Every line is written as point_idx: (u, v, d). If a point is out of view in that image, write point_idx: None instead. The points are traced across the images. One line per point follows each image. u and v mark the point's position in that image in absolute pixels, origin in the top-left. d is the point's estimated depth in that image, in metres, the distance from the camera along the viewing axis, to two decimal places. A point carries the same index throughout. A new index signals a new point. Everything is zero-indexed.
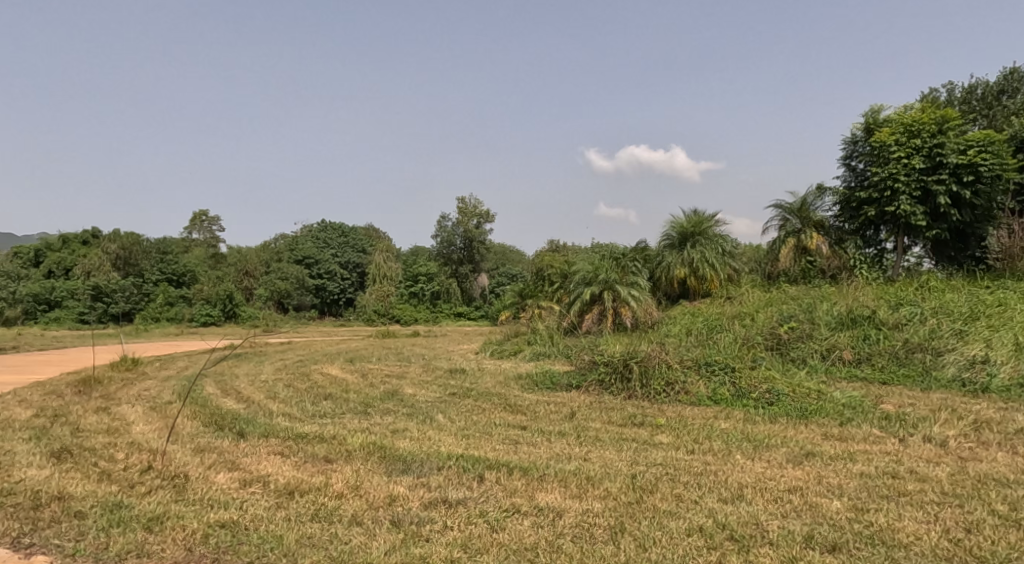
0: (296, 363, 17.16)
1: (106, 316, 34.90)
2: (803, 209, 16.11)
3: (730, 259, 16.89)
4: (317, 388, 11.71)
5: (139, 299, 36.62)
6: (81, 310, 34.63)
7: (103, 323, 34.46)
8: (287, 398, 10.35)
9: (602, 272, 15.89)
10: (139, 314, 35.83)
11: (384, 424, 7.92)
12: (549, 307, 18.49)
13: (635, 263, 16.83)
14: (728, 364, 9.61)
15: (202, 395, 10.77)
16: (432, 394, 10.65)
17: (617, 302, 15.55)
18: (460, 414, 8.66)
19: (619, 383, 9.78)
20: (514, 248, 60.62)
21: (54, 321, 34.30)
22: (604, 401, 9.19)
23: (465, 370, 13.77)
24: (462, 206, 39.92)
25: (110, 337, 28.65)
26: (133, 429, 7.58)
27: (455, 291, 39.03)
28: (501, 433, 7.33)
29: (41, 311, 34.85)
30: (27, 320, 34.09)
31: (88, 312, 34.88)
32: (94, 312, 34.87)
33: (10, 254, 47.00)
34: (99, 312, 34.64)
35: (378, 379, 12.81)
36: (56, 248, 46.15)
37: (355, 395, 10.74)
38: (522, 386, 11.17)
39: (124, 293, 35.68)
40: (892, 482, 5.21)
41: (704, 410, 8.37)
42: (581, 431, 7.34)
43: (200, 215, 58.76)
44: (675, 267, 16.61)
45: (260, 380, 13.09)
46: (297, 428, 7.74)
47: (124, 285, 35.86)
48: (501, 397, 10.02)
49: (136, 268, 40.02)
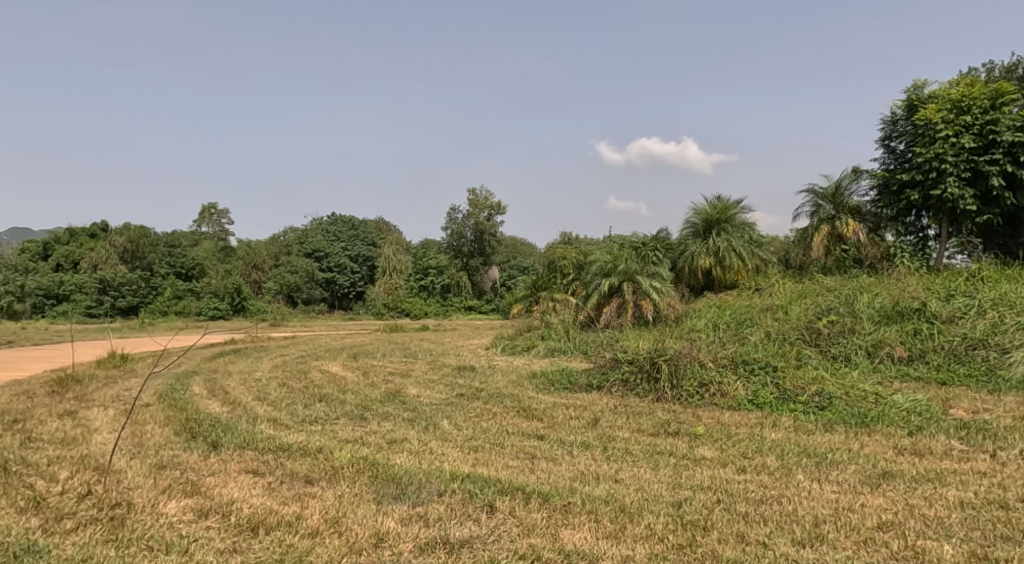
0: (297, 360, 16.25)
1: (113, 311, 34.17)
2: (837, 194, 14.96)
3: (757, 249, 15.81)
4: (313, 387, 10.76)
5: (146, 293, 35.94)
6: (88, 305, 33.88)
7: (111, 318, 33.71)
8: (278, 400, 9.41)
9: (621, 263, 14.85)
10: (146, 308, 35.08)
11: (381, 433, 6.94)
12: (564, 299, 17.45)
13: (656, 253, 15.75)
14: (769, 363, 8.56)
15: (186, 396, 9.86)
16: (438, 395, 9.67)
17: (638, 295, 14.51)
18: (468, 419, 7.67)
19: (645, 384, 8.79)
20: (526, 242, 59.45)
21: (62, 315, 33.55)
22: (630, 405, 8.19)
23: (475, 368, 12.79)
24: (473, 198, 38.77)
25: (114, 331, 27.92)
26: (93, 439, 6.65)
27: (465, 285, 37.76)
28: (515, 444, 6.34)
29: (49, 305, 34.12)
30: (34, 314, 33.37)
31: (95, 306, 34.13)
32: (101, 306, 34.22)
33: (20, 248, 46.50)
34: (106, 306, 33.89)
35: (381, 378, 11.85)
36: (65, 242, 45.44)
37: (354, 396, 9.78)
38: (538, 386, 10.16)
39: (131, 287, 35.03)
40: (1006, 516, 4.17)
41: (746, 416, 7.35)
42: (607, 443, 6.33)
43: (209, 208, 57.87)
44: (699, 256, 15.51)
45: (254, 378, 12.17)
46: (281, 438, 6.78)
47: (131, 279, 35.20)
48: (514, 399, 9.02)
49: (143, 261, 39.25)
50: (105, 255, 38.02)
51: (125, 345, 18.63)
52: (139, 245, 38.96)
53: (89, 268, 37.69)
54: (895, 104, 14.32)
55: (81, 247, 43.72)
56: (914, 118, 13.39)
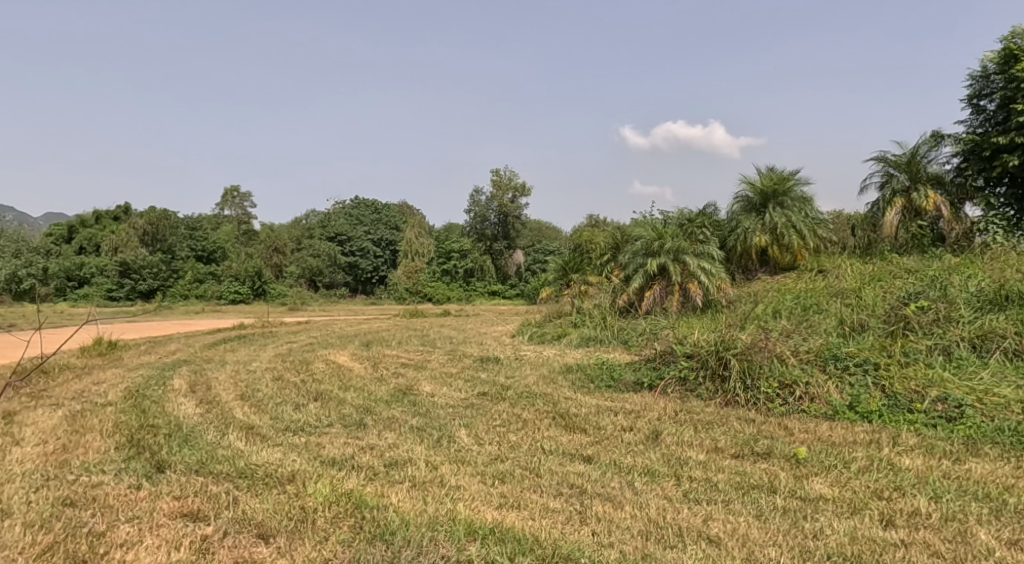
0: (304, 347, 14.79)
1: (135, 294, 33.17)
2: (913, 162, 13.00)
3: (819, 226, 13.95)
4: (311, 382, 9.26)
5: (168, 276, 34.87)
6: (109, 288, 32.98)
7: (132, 301, 32.72)
8: (266, 399, 7.90)
9: (665, 240, 13.25)
10: (168, 292, 34.07)
11: (380, 450, 5.38)
12: (598, 283, 15.81)
13: (703, 230, 14.03)
14: (868, 359, 6.83)
15: (159, 392, 8.40)
16: (456, 394, 8.08)
17: (685, 277, 12.96)
18: (490, 430, 6.08)
19: (710, 386, 7.17)
20: (551, 226, 57.67)
21: (83, 298, 32.57)
22: (695, 413, 6.56)
23: (500, 359, 11.20)
24: (496, 179, 36.88)
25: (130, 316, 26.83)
26: (8, 457, 5.19)
27: (489, 269, 36.55)
28: (554, 471, 4.73)
29: (71, 288, 33.09)
30: (57, 297, 32.42)
31: (116, 289, 33.12)
32: (123, 290, 33.25)
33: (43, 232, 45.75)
34: (127, 290, 32.87)
35: (391, 370, 10.31)
36: (90, 224, 44.48)
37: (356, 393, 8.26)
38: (576, 384, 8.53)
39: (153, 270, 33.93)
40: None
41: (853, 430, 5.67)
42: (678, 472, 4.71)
43: (231, 191, 56.58)
44: (753, 233, 13.63)
45: (248, 370, 10.66)
46: (249, 455, 5.26)
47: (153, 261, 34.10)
48: (548, 400, 7.41)
49: (164, 244, 38.19)
50: (126, 236, 36.85)
51: (122, 333, 17.30)
52: (160, 227, 37.40)
53: (109, 250, 36.69)
54: (985, 57, 12.40)
55: (104, 229, 42.78)
56: (1015, 69, 11.47)
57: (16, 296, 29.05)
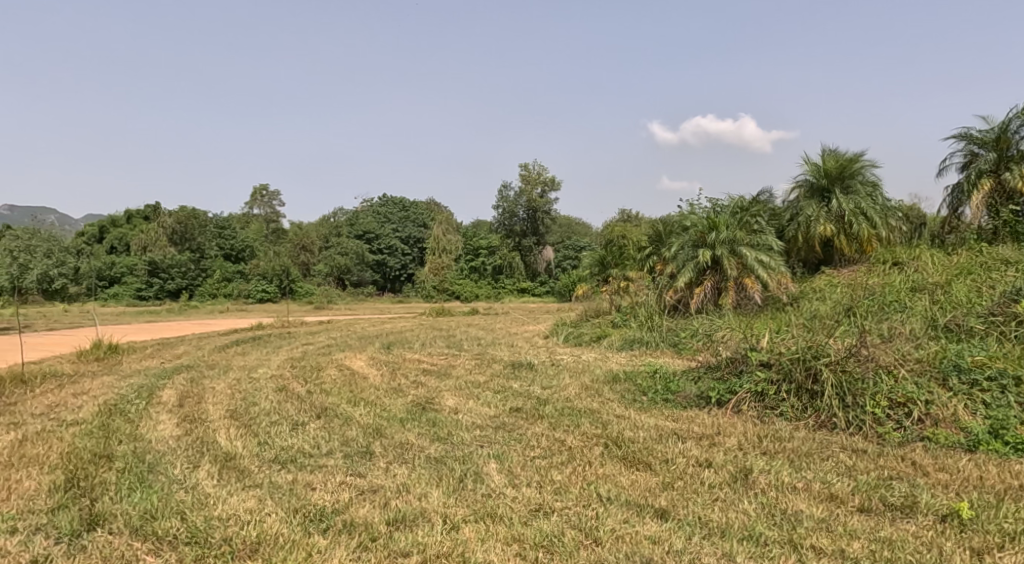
0: (320, 350, 13.61)
1: (163, 293, 32.57)
2: (1003, 138, 11.41)
3: (891, 215, 12.41)
4: (318, 394, 8.04)
5: (196, 274, 34.17)
6: (138, 287, 32.39)
7: (160, 301, 32.11)
8: (261, 418, 6.69)
9: (718, 231, 11.97)
10: (196, 291, 33.42)
11: (385, 497, 4.12)
12: (641, 278, 14.42)
13: (759, 219, 12.60)
14: (1005, 373, 5.42)
15: (140, 407, 7.22)
16: (484, 411, 6.78)
17: (740, 272, 11.73)
18: (527, 464, 4.77)
19: (799, 406, 5.82)
20: (581, 223, 56.06)
21: (113, 297, 32.06)
22: (785, 439, 5.20)
23: (534, 365, 9.89)
24: (526, 173, 35.47)
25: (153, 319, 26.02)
26: None
27: (518, 266, 35.37)
28: (619, 539, 3.46)
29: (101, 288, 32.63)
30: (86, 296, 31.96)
31: (145, 288, 32.56)
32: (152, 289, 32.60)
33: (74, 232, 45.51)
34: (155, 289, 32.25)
35: (411, 379, 9.05)
36: (120, 223, 44.07)
37: (366, 409, 7.00)
38: (626, 399, 7.17)
39: (181, 269, 33.26)
40: None
41: (1010, 468, 4.29)
42: (794, 539, 3.40)
43: (261, 190, 56.05)
44: (817, 222, 12.14)
45: (250, 378, 9.48)
46: (214, 502, 4.05)
47: (181, 260, 33.40)
48: (597, 421, 6.09)
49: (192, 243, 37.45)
50: (155, 235, 36.25)
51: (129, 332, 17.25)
52: (189, 226, 36.77)
53: (139, 249, 36.18)
54: None
55: (134, 228, 42.35)
56: None
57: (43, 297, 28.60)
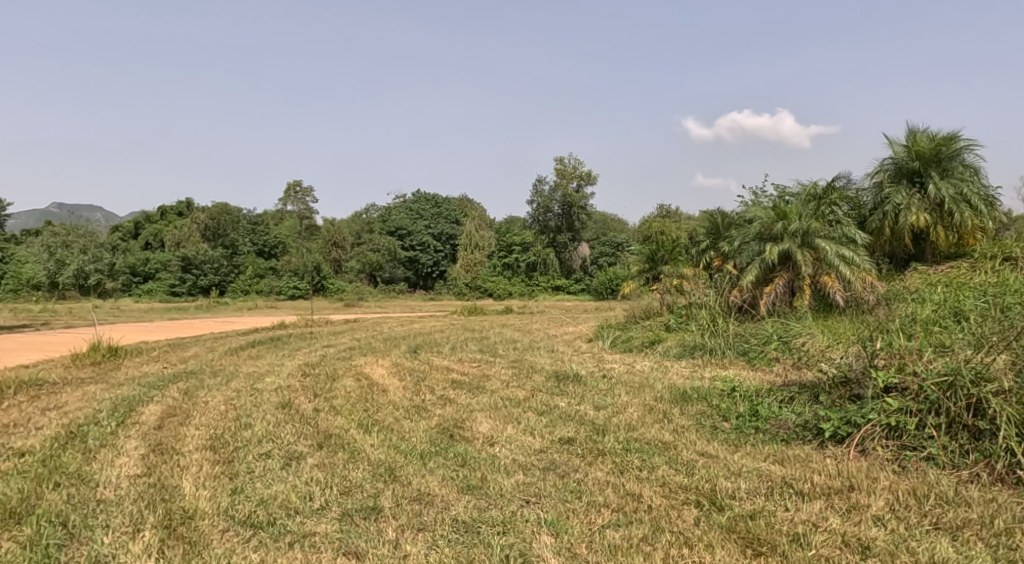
0: (341, 354, 12.31)
1: (196, 290, 31.60)
2: None
3: (994, 203, 10.71)
4: (325, 413, 6.70)
5: (229, 271, 33.17)
6: (172, 283, 31.42)
7: (195, 297, 31.20)
8: (247, 447, 5.36)
9: (788, 221, 10.45)
10: (228, 288, 32.47)
11: None
12: (696, 276, 12.89)
13: (837, 208, 10.96)
14: None
15: (104, 431, 5.90)
16: (527, 443, 5.38)
17: (818, 269, 10.18)
18: (595, 543, 3.37)
19: (960, 447, 4.41)
20: (617, 219, 54.19)
21: (146, 293, 31.37)
22: (953, 502, 3.74)
23: (581, 376, 8.44)
24: (562, 167, 34.02)
25: (180, 317, 25.09)
26: None
27: (553, 262, 33.79)
28: None
29: (135, 284, 31.97)
30: (121, 292, 31.25)
31: (179, 284, 31.54)
32: (185, 285, 31.48)
33: (111, 228, 45.09)
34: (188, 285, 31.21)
35: (438, 394, 7.65)
36: (156, 219, 43.45)
37: (378, 438, 5.62)
38: (705, 429, 5.71)
39: (214, 265, 32.17)
40: None
41: None
42: None
43: (295, 186, 55.36)
44: (907, 211, 10.46)
45: (253, 390, 8.17)
46: None
47: (215, 256, 32.26)
48: (678, 466, 4.65)
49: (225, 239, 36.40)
50: (188, 231, 35.41)
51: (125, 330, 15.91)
52: (222, 222, 35.88)
53: (171, 244, 35.39)
54: None
55: (167, 224, 41.67)
56: None
57: (82, 291, 30.34)
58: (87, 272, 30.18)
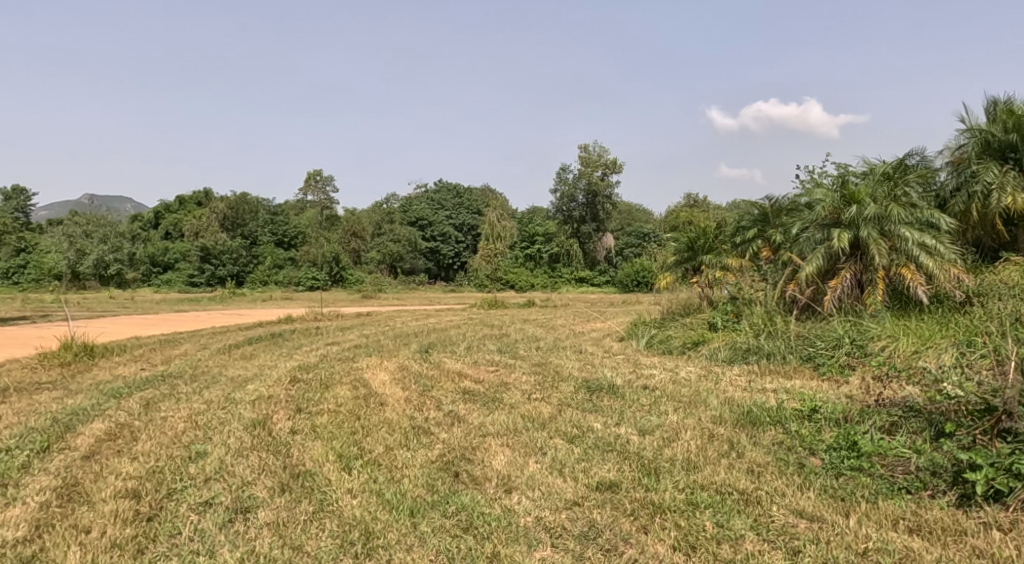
0: (345, 353, 11.01)
1: (215, 281, 30.46)
2: None
3: None
4: (302, 436, 5.37)
5: (248, 262, 31.93)
6: (191, 273, 30.53)
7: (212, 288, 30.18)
8: (185, 492, 4.04)
9: (858, 203, 8.96)
10: (246, 280, 31.13)
11: None
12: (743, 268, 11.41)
13: (914, 189, 9.40)
14: None
15: (13, 463, 4.60)
16: (556, 489, 4.00)
17: (894, 259, 8.66)
18: None
19: None
20: (641, 210, 52.78)
21: (165, 283, 30.53)
22: None
23: (616, 386, 7.04)
24: (586, 155, 32.50)
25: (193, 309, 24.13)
26: None
27: (576, 253, 32.49)
28: None
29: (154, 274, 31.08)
30: (139, 282, 30.37)
31: (197, 274, 30.56)
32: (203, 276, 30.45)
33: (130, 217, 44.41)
34: (206, 276, 30.16)
35: (444, 408, 6.31)
36: (174, 207, 42.57)
37: (355, 477, 4.25)
38: (790, 470, 4.28)
39: (231, 256, 30.78)
40: None
41: None
42: None
43: (314, 175, 54.42)
44: (1001, 192, 8.89)
45: (228, 401, 6.88)
46: None
47: (233, 246, 30.85)
48: (770, 545, 3.29)
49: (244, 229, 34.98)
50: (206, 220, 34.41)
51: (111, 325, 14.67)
52: (240, 211, 34.45)
53: (190, 235, 34.35)
54: None
55: (186, 213, 40.86)
56: None
57: (101, 282, 29.49)
58: (106, 262, 29.30)
